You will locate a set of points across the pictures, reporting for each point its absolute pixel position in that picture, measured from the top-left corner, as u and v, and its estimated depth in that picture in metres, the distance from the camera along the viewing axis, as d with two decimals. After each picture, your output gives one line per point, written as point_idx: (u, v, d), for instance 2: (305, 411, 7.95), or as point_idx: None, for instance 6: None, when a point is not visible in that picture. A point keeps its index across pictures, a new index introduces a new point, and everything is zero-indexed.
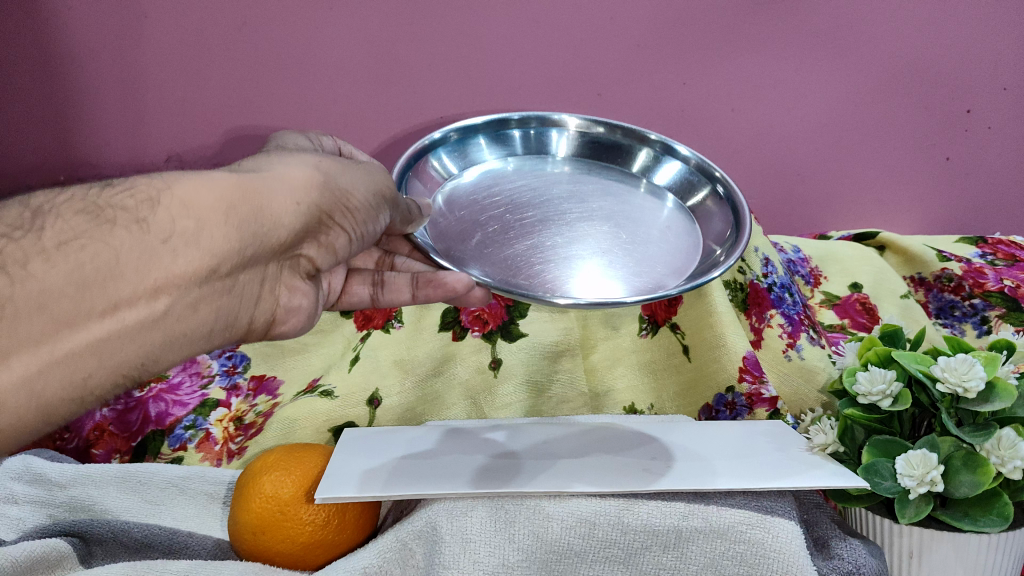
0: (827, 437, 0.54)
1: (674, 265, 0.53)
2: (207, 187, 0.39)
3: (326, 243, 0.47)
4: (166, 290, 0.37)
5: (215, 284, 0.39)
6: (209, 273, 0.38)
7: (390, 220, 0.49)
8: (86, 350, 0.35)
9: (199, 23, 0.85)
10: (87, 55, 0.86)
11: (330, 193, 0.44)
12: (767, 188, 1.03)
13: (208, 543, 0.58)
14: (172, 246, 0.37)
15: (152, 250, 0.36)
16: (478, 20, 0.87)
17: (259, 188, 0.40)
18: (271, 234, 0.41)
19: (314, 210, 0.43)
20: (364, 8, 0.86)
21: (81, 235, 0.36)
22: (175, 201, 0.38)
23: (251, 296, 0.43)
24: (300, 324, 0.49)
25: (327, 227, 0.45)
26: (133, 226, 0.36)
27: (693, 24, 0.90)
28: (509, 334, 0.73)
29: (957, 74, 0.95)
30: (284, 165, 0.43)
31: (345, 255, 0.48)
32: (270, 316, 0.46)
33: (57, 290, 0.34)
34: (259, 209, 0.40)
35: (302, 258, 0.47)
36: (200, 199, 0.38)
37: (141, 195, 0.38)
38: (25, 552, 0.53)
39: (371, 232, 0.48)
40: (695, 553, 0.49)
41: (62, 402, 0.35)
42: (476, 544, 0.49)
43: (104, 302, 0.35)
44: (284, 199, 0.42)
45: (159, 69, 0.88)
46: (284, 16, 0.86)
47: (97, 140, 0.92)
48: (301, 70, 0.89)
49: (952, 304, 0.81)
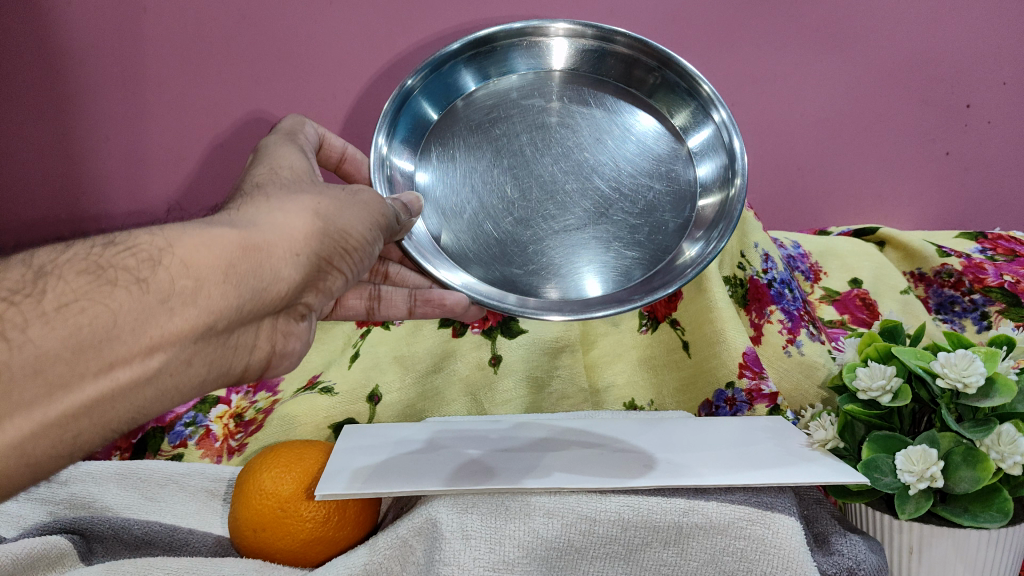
0: (827, 433, 0.55)
1: (662, 218, 0.58)
2: (213, 247, 0.37)
3: (325, 287, 0.46)
4: (161, 349, 0.35)
5: (214, 338, 0.38)
6: (206, 329, 0.37)
7: (378, 252, 0.49)
8: (79, 411, 0.33)
9: (199, 18, 0.86)
10: (87, 50, 0.86)
11: (330, 237, 0.44)
12: (768, 183, 1.02)
13: (209, 540, 0.58)
14: (170, 306, 0.35)
15: (150, 311, 0.35)
16: (478, 16, 0.88)
17: (263, 243, 0.39)
18: (271, 288, 0.40)
19: (313, 258, 0.43)
20: (365, 3, 0.86)
21: (81, 297, 0.34)
22: (176, 262, 0.36)
23: (247, 344, 0.42)
24: (292, 365, 0.48)
25: (327, 272, 0.45)
26: (133, 286, 0.35)
27: (692, 19, 0.90)
28: (509, 330, 0.73)
29: (957, 69, 0.95)
30: (285, 211, 0.42)
31: (338, 291, 0.48)
32: (265, 362, 0.44)
33: (53, 355, 0.32)
34: (259, 266, 0.39)
35: (299, 304, 0.46)
36: (202, 260, 0.37)
37: (142, 255, 0.36)
38: (26, 549, 0.53)
39: (366, 260, 0.49)
40: (696, 550, 0.49)
41: (53, 459, 0.33)
42: (476, 540, 0.48)
43: (99, 363, 0.33)
44: (283, 251, 0.41)
45: (158, 64, 0.88)
46: (284, 11, 0.86)
47: (95, 134, 0.91)
48: (300, 65, 0.89)
49: (952, 299, 0.81)
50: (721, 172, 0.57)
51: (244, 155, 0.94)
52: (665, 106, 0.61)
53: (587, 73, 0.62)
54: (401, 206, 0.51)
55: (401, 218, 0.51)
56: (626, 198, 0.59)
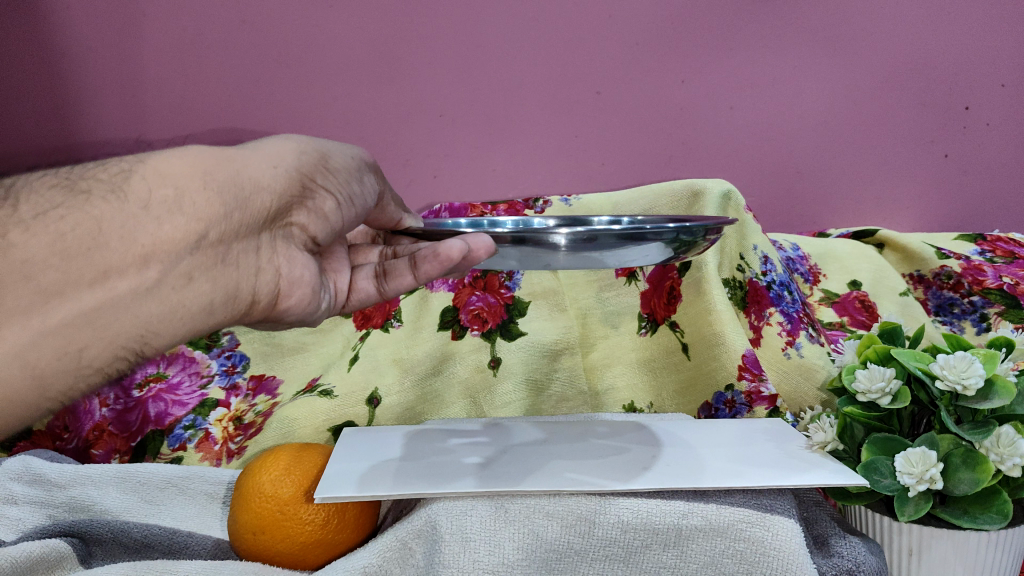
0: (826, 435, 0.55)
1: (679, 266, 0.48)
2: (183, 158, 0.39)
3: (315, 208, 0.46)
4: (155, 258, 0.36)
5: (208, 252, 0.38)
6: (199, 239, 0.38)
7: (365, 194, 0.49)
8: (80, 320, 0.35)
9: (241, 14, 0.96)
10: (134, 50, 0.97)
11: (309, 159, 0.45)
12: (766, 186, 1.02)
13: (208, 543, 0.57)
14: (154, 212, 0.36)
15: (134, 217, 0.36)
16: (479, 24, 0.95)
17: (236, 158, 0.41)
18: (254, 198, 0.41)
19: (294, 178, 0.43)
20: (378, 8, 0.95)
21: (58, 206, 0.36)
22: (150, 171, 0.38)
23: (249, 265, 0.42)
24: (305, 299, 0.47)
25: (312, 191, 0.45)
26: (110, 195, 0.36)
27: (691, 21, 0.94)
28: (508, 333, 0.74)
29: (955, 71, 0.97)
30: (260, 142, 0.44)
31: (335, 224, 0.47)
32: (273, 288, 0.44)
33: (41, 260, 0.34)
34: (237, 174, 0.40)
35: (293, 227, 0.45)
36: (176, 168, 0.38)
37: (116, 170, 0.38)
38: (25, 552, 0.52)
39: (357, 194, 0.48)
40: (695, 552, 0.48)
41: (58, 372, 0.35)
42: (476, 543, 0.48)
43: (92, 271, 0.35)
44: (259, 163, 0.42)
45: (194, 58, 0.97)
46: (299, 15, 0.95)
47: (127, 129, 1.01)
48: (315, 68, 0.98)
49: (951, 301, 0.82)
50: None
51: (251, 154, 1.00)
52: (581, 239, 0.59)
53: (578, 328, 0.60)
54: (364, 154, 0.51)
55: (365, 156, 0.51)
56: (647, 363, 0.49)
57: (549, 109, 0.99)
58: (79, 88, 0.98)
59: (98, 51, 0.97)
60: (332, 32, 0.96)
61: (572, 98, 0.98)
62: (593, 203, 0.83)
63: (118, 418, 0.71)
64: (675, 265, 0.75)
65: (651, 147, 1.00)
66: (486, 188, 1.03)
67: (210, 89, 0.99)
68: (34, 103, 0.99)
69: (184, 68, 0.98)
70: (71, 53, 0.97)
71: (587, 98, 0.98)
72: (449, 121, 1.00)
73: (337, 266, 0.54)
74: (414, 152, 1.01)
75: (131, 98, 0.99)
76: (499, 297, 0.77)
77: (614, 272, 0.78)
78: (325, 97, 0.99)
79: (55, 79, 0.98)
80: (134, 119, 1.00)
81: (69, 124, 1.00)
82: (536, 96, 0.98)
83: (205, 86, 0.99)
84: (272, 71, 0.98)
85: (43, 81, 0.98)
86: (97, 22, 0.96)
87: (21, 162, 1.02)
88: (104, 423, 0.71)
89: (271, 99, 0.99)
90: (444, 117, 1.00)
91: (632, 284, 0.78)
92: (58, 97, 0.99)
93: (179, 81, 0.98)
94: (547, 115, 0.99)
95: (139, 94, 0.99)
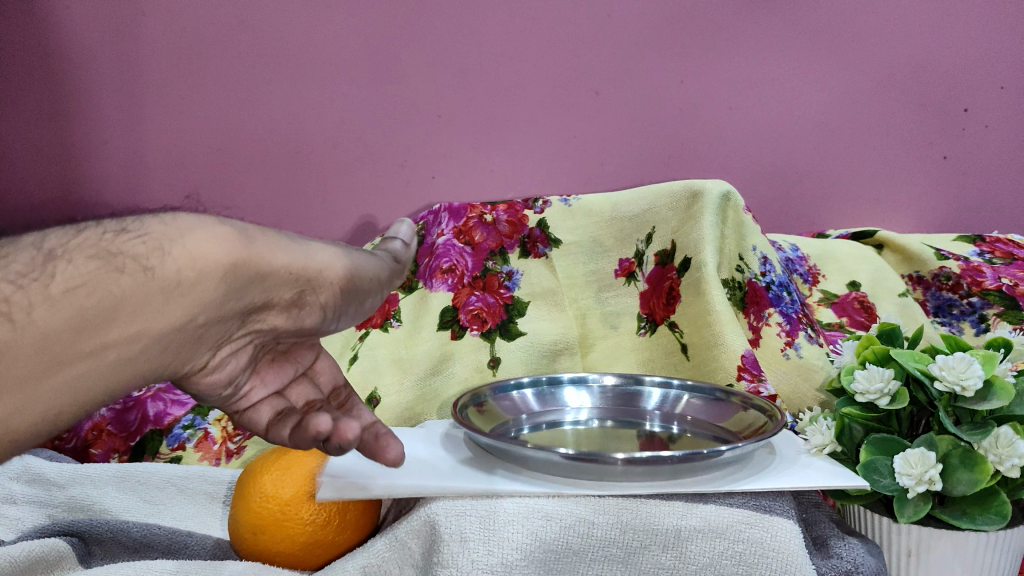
0: (824, 437, 0.54)
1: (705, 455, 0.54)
2: (219, 242, 0.34)
3: (299, 316, 0.39)
4: (142, 339, 0.33)
5: (184, 334, 0.35)
6: (184, 322, 0.34)
7: (376, 305, 0.43)
8: (60, 390, 0.32)
9: (244, 15, 0.97)
10: (136, 50, 0.98)
11: (335, 276, 0.38)
12: (767, 188, 1.01)
13: (208, 543, 0.56)
14: (168, 295, 0.33)
15: (149, 298, 0.32)
16: (480, 25, 0.97)
17: (268, 251, 0.36)
18: (254, 292, 0.36)
19: (306, 282, 0.37)
20: (380, 9, 0.96)
21: (89, 281, 0.32)
22: (184, 254, 0.33)
23: (204, 348, 0.37)
24: (220, 383, 0.41)
25: (305, 302, 0.39)
26: (138, 274, 0.32)
27: (688, 23, 0.96)
28: (508, 333, 0.75)
29: (949, 73, 0.98)
30: (298, 237, 0.39)
31: (310, 331, 0.41)
32: (202, 367, 0.39)
33: (55, 334, 0.31)
34: (257, 272, 0.35)
35: (264, 323, 0.39)
36: (208, 255, 0.34)
37: (153, 241, 0.33)
38: (24, 552, 0.52)
39: (353, 314, 0.41)
40: (695, 553, 0.48)
41: (30, 437, 0.32)
42: (474, 543, 0.47)
43: (93, 344, 0.32)
44: (284, 264, 0.36)
45: (195, 58, 0.98)
46: (301, 16, 0.97)
47: (122, 128, 1.00)
48: (315, 67, 0.98)
49: (950, 302, 0.82)
50: (708, 390, 0.61)
51: (251, 153, 1.00)
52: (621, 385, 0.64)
53: (641, 414, 0.62)
54: (399, 246, 0.45)
55: (400, 256, 0.44)
56: (669, 458, 0.46)
57: (548, 109, 0.99)
58: (81, 88, 0.99)
59: (101, 51, 0.98)
60: (334, 33, 0.97)
61: (572, 98, 0.98)
62: (593, 204, 0.83)
63: (118, 417, 0.72)
64: (674, 266, 0.75)
65: (652, 148, 1.00)
66: (486, 188, 1.02)
67: (209, 89, 0.99)
68: (34, 103, 0.99)
69: (185, 67, 0.98)
70: (74, 53, 0.98)
71: (587, 98, 0.98)
72: (449, 121, 0.99)
73: (269, 376, 0.44)
74: (414, 152, 1.00)
75: (130, 97, 0.99)
76: (498, 299, 0.79)
77: (613, 272, 0.80)
78: (324, 96, 0.99)
79: (57, 80, 0.98)
80: (132, 119, 1.00)
81: (66, 123, 1.00)
82: (535, 96, 0.98)
83: (205, 86, 0.99)
84: (272, 71, 0.98)
85: (46, 81, 0.98)
86: (100, 22, 0.97)
87: (13, 160, 1.00)
88: (103, 424, 0.72)
89: (270, 98, 0.99)
90: (444, 116, 0.99)
91: (632, 284, 0.78)
92: (58, 96, 0.99)
93: (179, 80, 0.99)
94: (547, 116, 0.99)
95: (138, 93, 0.99)
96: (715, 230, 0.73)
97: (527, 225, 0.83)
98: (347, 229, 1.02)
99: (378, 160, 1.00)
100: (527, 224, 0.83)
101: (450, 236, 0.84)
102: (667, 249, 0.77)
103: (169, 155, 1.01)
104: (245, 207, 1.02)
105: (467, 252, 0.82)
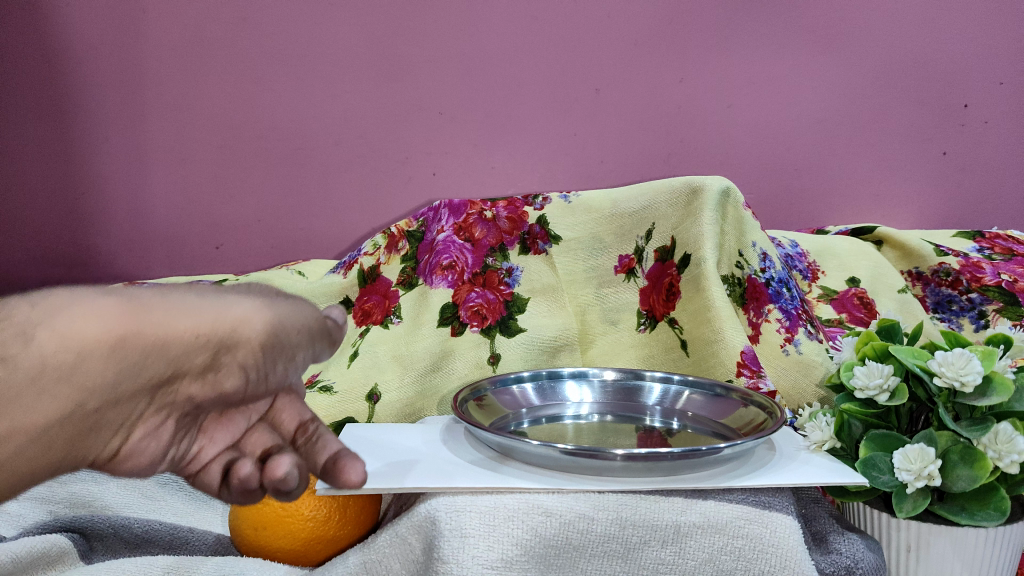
0: (823, 434, 0.54)
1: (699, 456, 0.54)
2: (89, 320, 0.28)
3: (215, 380, 0.33)
4: (13, 439, 0.28)
5: (74, 425, 0.30)
6: (71, 412, 0.29)
7: (315, 357, 0.35)
8: None
9: (243, 11, 0.97)
10: (134, 46, 0.98)
11: (251, 334, 0.31)
12: (767, 184, 1.01)
13: (208, 539, 0.57)
14: (38, 386, 0.28)
15: (12, 393, 0.28)
16: (479, 21, 0.96)
17: (149, 318, 0.29)
18: (148, 368, 0.30)
19: (214, 345, 0.30)
20: (379, 5, 0.96)
21: None
22: (51, 333, 0.28)
23: (109, 430, 0.32)
24: (145, 466, 0.36)
25: (218, 364, 0.32)
26: None
27: (687, 20, 0.96)
28: (508, 329, 0.75)
29: (950, 69, 0.98)
30: (201, 290, 0.31)
31: (238, 398, 0.34)
32: (112, 452, 0.34)
33: None
34: (153, 344, 0.29)
35: (177, 395, 0.33)
36: (83, 332, 0.28)
37: (12, 325, 0.28)
38: (25, 548, 0.51)
39: (285, 374, 0.34)
40: (695, 549, 0.48)
41: None
42: (474, 538, 0.46)
43: None
44: (179, 329, 0.29)
45: (194, 54, 0.98)
46: (301, 12, 0.97)
47: (121, 125, 1.00)
48: (315, 63, 0.98)
49: (949, 298, 0.83)
50: (708, 386, 0.61)
51: (250, 149, 1.00)
52: (620, 379, 0.64)
53: (641, 409, 0.62)
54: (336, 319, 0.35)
55: (332, 329, 0.35)
56: (668, 454, 0.46)
57: (549, 106, 0.99)
58: (80, 85, 0.99)
59: (101, 49, 0.98)
60: (335, 30, 0.97)
61: (572, 96, 0.98)
62: (593, 200, 0.82)
63: None
64: (674, 262, 0.75)
65: (651, 145, 1.00)
66: (486, 185, 1.02)
67: (209, 87, 0.99)
68: (34, 101, 0.99)
69: (184, 64, 0.98)
70: (73, 50, 0.98)
71: (587, 95, 0.98)
72: (448, 117, 0.99)
73: (218, 431, 0.39)
74: (414, 148, 1.00)
75: (129, 94, 0.99)
76: (498, 295, 0.79)
77: (613, 269, 0.80)
78: (323, 92, 0.99)
79: (58, 78, 0.99)
80: (131, 117, 0.99)
81: (67, 121, 1.00)
82: (535, 92, 0.98)
83: (205, 83, 0.98)
84: (271, 67, 0.98)
85: (45, 78, 0.99)
86: (101, 20, 0.97)
87: (13, 157, 1.00)
88: None
89: (269, 95, 0.99)
90: (443, 113, 0.99)
91: (632, 281, 0.78)
92: (58, 92, 0.99)
93: (178, 77, 0.98)
94: (547, 113, 0.99)
95: (138, 90, 0.99)
96: (716, 226, 0.73)
97: (527, 222, 0.83)
98: (347, 226, 1.02)
99: (378, 158, 1.00)
100: (527, 221, 0.83)
101: (450, 232, 0.84)
102: (667, 246, 0.77)
103: (169, 152, 1.00)
104: (245, 204, 1.02)
105: (466, 249, 0.83)
